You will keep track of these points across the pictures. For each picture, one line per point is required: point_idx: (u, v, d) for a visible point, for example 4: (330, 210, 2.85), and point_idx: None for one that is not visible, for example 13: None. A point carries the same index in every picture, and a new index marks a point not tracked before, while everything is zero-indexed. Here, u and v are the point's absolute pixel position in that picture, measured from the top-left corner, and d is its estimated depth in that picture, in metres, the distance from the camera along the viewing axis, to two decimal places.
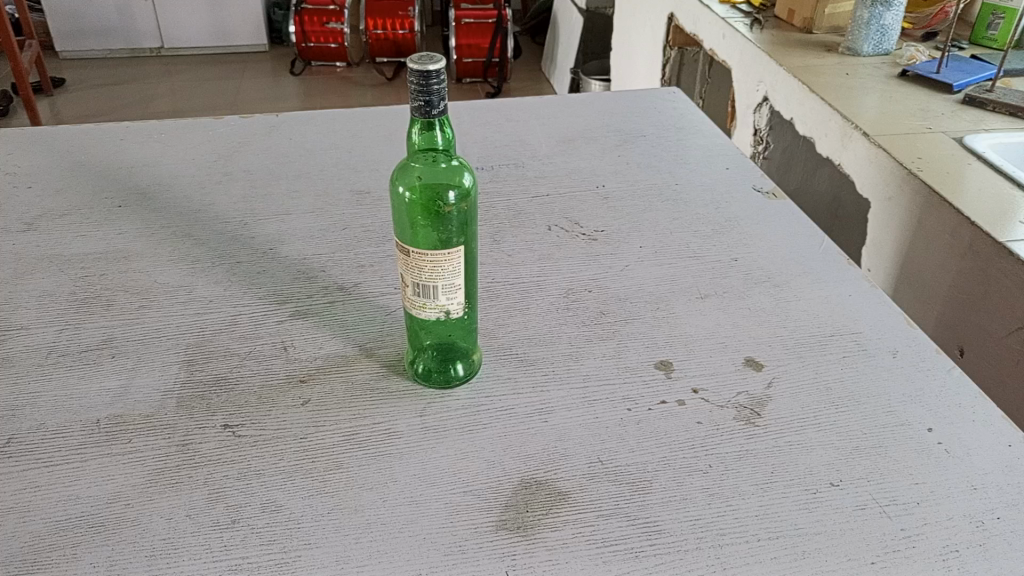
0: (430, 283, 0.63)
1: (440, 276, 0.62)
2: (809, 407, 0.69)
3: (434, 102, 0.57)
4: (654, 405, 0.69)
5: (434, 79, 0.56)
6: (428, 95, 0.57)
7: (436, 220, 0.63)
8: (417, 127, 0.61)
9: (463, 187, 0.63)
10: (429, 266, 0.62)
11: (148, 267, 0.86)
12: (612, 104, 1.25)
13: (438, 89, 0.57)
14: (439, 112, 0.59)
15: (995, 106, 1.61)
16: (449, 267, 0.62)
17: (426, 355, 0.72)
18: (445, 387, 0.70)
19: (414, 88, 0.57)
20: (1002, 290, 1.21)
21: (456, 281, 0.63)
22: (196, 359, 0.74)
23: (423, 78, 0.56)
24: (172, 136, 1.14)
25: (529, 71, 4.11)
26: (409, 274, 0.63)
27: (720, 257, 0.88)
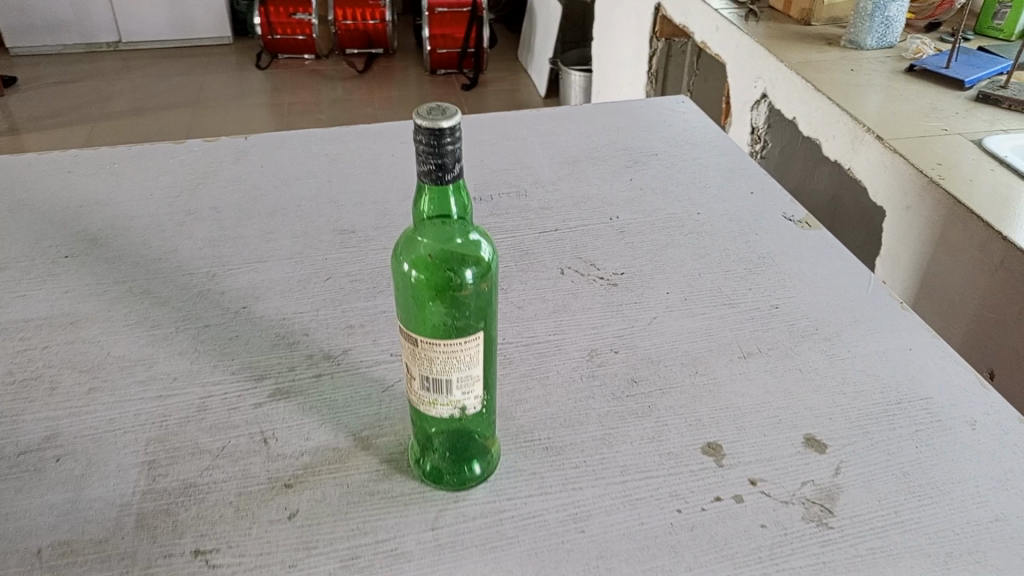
0: (441, 377, 0.52)
1: (454, 369, 0.51)
2: (886, 501, 0.59)
3: (448, 166, 0.46)
4: (708, 504, 0.58)
5: (450, 138, 0.44)
6: (441, 158, 0.45)
7: (449, 303, 0.52)
8: (427, 193, 0.48)
9: (484, 264, 0.51)
10: (443, 357, 0.50)
11: (100, 336, 0.74)
12: (616, 117, 1.14)
13: (453, 149, 0.45)
14: (454, 179, 0.47)
15: (1012, 103, 1.52)
16: (467, 359, 0.51)
17: (435, 455, 0.60)
18: (460, 488, 0.59)
19: (422, 150, 0.45)
20: None
21: (473, 371, 0.52)
22: (158, 459, 0.62)
23: (435, 137, 0.44)
24: (126, 166, 1.01)
25: (504, 60, 3.97)
26: (415, 366, 0.52)
27: (759, 303, 0.78)
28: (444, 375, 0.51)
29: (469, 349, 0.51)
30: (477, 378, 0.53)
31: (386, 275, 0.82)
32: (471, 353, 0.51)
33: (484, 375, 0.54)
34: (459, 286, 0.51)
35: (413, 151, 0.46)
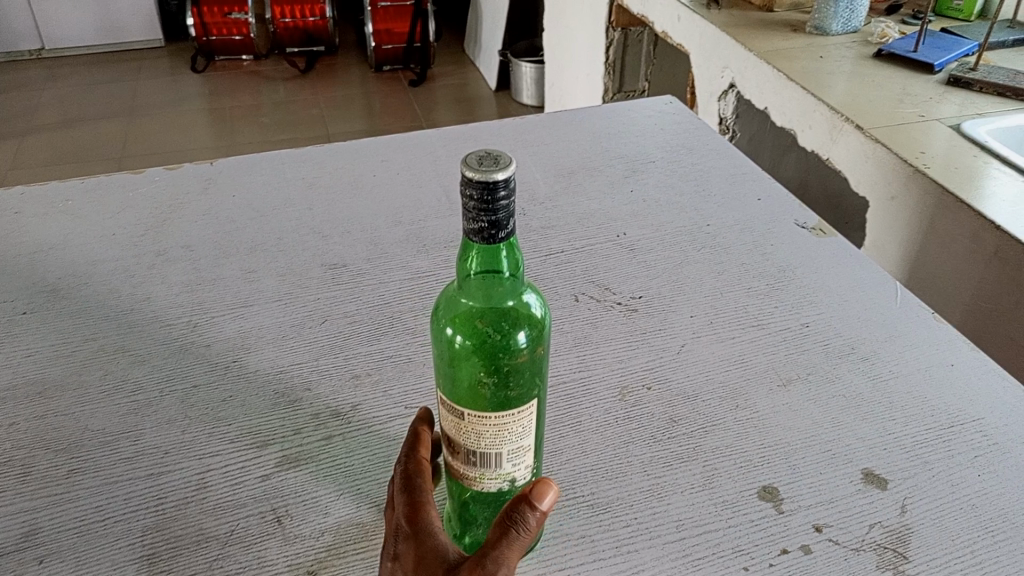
0: (489, 451, 0.46)
1: (506, 442, 0.46)
2: (961, 539, 0.55)
3: (501, 222, 0.40)
4: (776, 558, 0.54)
5: (505, 192, 0.39)
6: (493, 214, 0.39)
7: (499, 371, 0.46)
8: (476, 252, 0.44)
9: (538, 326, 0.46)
10: (493, 431, 0.45)
11: (74, 406, 0.66)
12: (604, 122, 1.09)
13: (506, 204, 0.39)
14: (505, 235, 0.41)
15: (983, 86, 1.52)
16: (520, 430, 0.46)
17: (478, 529, 0.53)
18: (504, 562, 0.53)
19: (472, 206, 0.39)
20: None
21: (524, 442, 0.47)
22: (159, 551, 0.54)
23: (489, 193, 0.38)
24: (81, 202, 0.92)
25: (450, 53, 3.89)
26: (460, 439, 0.46)
27: (788, 323, 0.74)
28: (492, 448, 0.46)
29: (521, 420, 0.45)
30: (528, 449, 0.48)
31: (388, 314, 0.75)
32: (524, 423, 0.46)
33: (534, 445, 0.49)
34: (512, 351, 0.45)
35: (460, 207, 0.40)
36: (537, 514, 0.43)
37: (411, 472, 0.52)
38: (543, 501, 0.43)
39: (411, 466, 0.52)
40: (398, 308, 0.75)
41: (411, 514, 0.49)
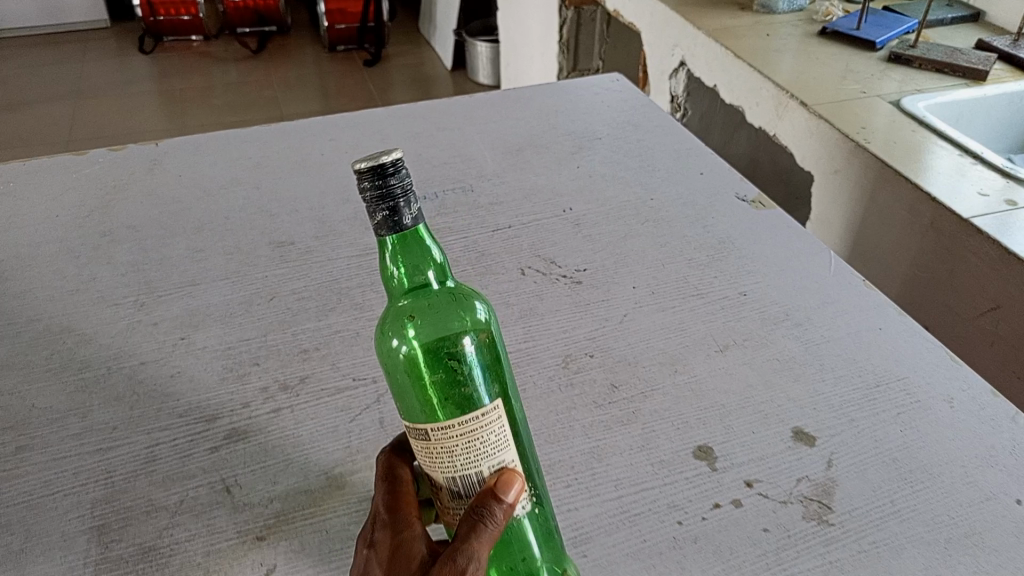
0: (466, 474, 0.44)
1: (482, 459, 0.44)
2: (881, 490, 0.59)
3: (403, 209, 0.40)
4: (709, 513, 0.57)
5: (396, 173, 0.39)
6: (393, 199, 0.40)
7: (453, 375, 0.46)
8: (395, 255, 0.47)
9: (483, 322, 0.48)
10: (462, 441, 0.44)
11: (20, 386, 0.66)
12: (552, 99, 1.10)
13: (403, 189, 0.40)
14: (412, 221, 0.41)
15: (921, 63, 1.56)
16: (492, 441, 0.44)
17: None
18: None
19: (370, 199, 0.40)
20: (969, 270, 1.15)
21: (504, 458, 0.45)
22: (109, 522, 0.56)
23: (382, 178, 0.39)
24: (23, 184, 0.91)
25: (405, 32, 3.86)
26: (437, 471, 0.45)
27: (726, 292, 0.76)
28: (469, 471, 0.44)
29: (491, 429, 0.44)
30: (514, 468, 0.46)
31: (335, 290, 0.76)
32: (495, 432, 0.44)
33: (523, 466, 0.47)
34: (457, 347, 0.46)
35: (361, 202, 0.40)
36: (503, 507, 0.43)
37: (399, 469, 0.50)
38: (509, 489, 0.43)
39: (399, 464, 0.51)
40: (347, 284, 0.76)
41: (393, 505, 0.48)
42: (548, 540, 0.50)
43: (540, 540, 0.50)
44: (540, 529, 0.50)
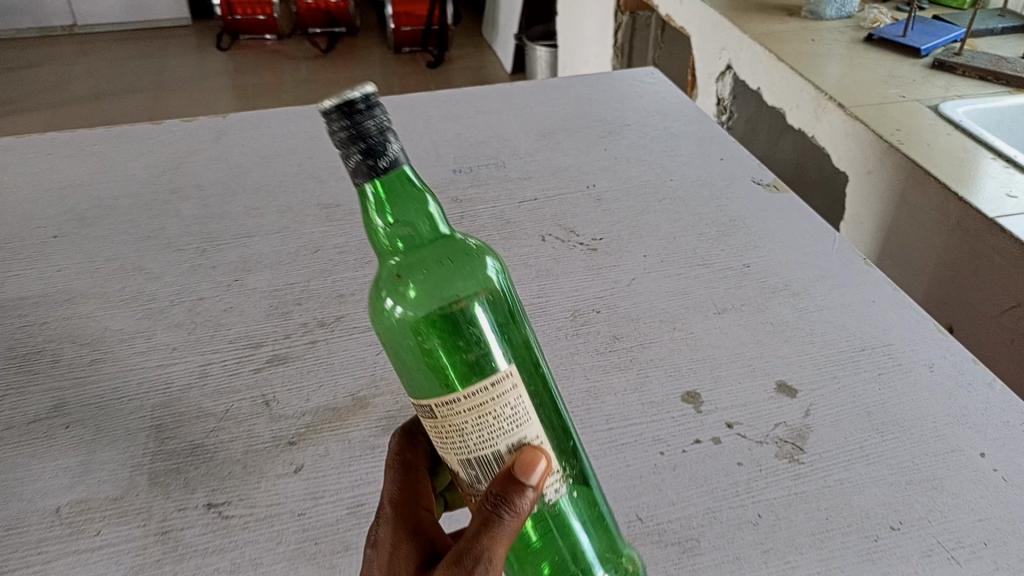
0: (481, 453, 0.42)
1: (498, 436, 0.42)
2: (852, 437, 0.64)
3: (378, 149, 0.38)
4: (689, 447, 0.63)
5: (366, 110, 0.37)
6: (366, 140, 0.37)
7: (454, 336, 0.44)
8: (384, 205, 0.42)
9: (489, 273, 0.45)
10: (475, 419, 0.41)
11: (96, 311, 0.76)
12: (588, 89, 1.17)
13: (376, 126, 0.38)
14: (388, 166, 0.39)
15: (965, 71, 1.58)
16: (508, 417, 0.42)
17: None
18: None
19: (341, 141, 0.37)
20: (992, 268, 1.17)
21: (525, 434, 0.42)
22: (165, 423, 0.65)
23: (351, 115, 0.37)
24: (106, 147, 1.02)
25: (468, 36, 3.97)
26: (451, 449, 0.43)
27: (731, 263, 0.82)
28: (485, 450, 0.42)
29: (504, 403, 0.41)
30: (535, 443, 0.43)
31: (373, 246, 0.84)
32: (509, 406, 0.41)
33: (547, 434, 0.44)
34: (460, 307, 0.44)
35: (333, 145, 0.38)
36: (527, 493, 0.40)
37: (409, 458, 0.51)
38: (531, 475, 0.41)
39: (408, 452, 0.52)
40: None
41: (396, 500, 0.49)
42: (597, 526, 0.48)
43: (589, 528, 0.47)
44: (587, 513, 0.47)
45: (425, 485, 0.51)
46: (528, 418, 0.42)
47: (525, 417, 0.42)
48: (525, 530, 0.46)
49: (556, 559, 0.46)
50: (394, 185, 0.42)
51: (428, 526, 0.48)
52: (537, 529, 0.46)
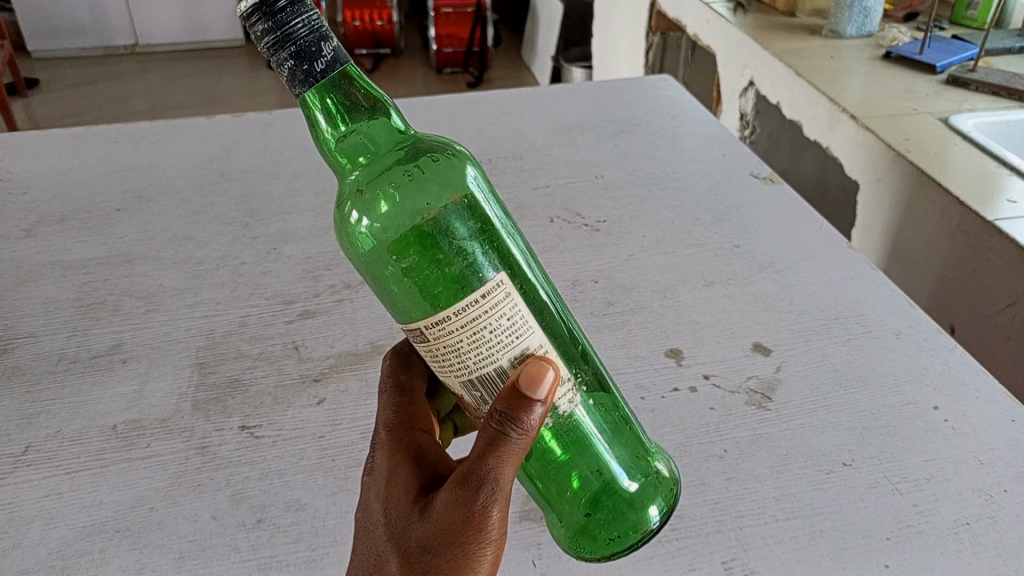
0: (483, 371, 0.45)
1: (499, 351, 0.45)
2: (817, 389, 0.70)
3: (305, 47, 0.42)
4: (668, 393, 0.70)
5: (288, 10, 0.41)
6: (294, 42, 0.41)
7: (427, 242, 0.45)
8: (335, 112, 0.46)
9: (461, 174, 0.47)
10: (465, 329, 0.44)
11: (151, 270, 0.86)
12: (605, 93, 1.25)
13: (297, 23, 0.41)
14: (324, 68, 0.43)
15: (978, 86, 1.62)
16: (505, 329, 0.44)
17: (596, 513, 0.49)
18: (630, 549, 0.49)
19: (271, 46, 0.41)
20: (991, 268, 1.20)
21: (529, 344, 0.46)
22: (208, 361, 0.74)
23: (271, 17, 0.41)
24: (164, 136, 1.13)
25: (508, 58, 4.10)
26: (450, 372, 0.46)
27: (722, 244, 0.89)
28: (485, 367, 0.45)
29: (499, 314, 0.44)
30: (538, 352, 0.46)
31: None
32: (505, 316, 0.44)
33: (552, 343, 0.47)
34: (431, 213, 0.46)
35: (261, 50, 0.42)
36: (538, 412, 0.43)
37: (403, 381, 0.55)
38: (538, 390, 0.43)
39: (402, 377, 0.55)
40: None
41: (392, 425, 0.51)
42: (620, 429, 0.50)
43: (610, 433, 0.50)
44: (606, 419, 0.50)
45: (421, 408, 0.54)
46: (528, 327, 0.45)
47: (526, 327, 0.45)
48: (549, 445, 0.49)
49: (583, 467, 0.49)
50: (339, 89, 0.45)
51: (426, 448, 0.50)
52: (560, 443, 0.49)
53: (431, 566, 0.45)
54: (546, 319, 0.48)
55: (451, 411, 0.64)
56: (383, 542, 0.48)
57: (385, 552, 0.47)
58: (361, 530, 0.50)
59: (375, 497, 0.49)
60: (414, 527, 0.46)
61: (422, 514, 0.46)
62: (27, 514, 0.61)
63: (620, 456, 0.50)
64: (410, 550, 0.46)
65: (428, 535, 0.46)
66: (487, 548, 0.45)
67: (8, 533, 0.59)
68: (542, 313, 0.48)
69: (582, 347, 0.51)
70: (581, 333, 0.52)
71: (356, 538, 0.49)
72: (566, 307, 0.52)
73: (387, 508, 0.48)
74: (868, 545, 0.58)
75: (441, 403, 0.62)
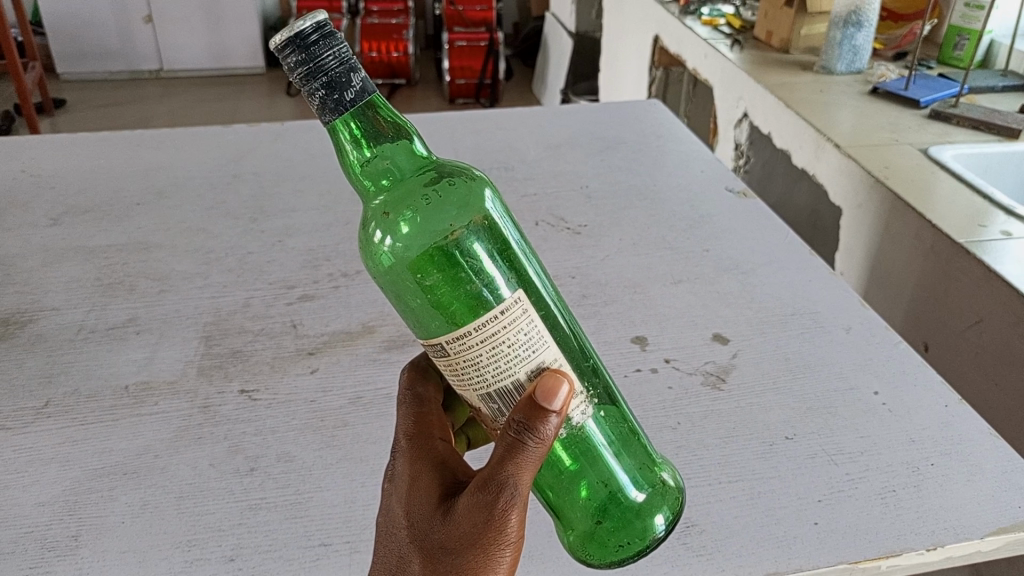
0: (501, 385, 0.46)
1: (515, 366, 0.45)
2: (768, 374, 0.77)
3: (335, 81, 0.43)
4: (630, 373, 0.77)
5: (320, 44, 0.41)
6: (325, 74, 0.42)
7: (450, 263, 0.47)
8: (358, 137, 0.47)
9: (481, 195, 0.49)
10: (485, 350, 0.45)
11: (167, 257, 0.94)
12: (598, 114, 1.33)
13: (327, 57, 0.42)
14: (353, 97, 0.44)
15: (960, 120, 1.52)
16: (522, 344, 0.45)
17: (603, 520, 0.50)
18: (637, 556, 0.50)
19: (301, 80, 0.42)
20: (962, 289, 1.15)
21: (543, 358, 0.46)
22: (213, 335, 0.82)
23: (304, 49, 0.41)
24: (183, 142, 1.22)
25: (519, 90, 4.21)
26: (468, 386, 0.46)
27: (694, 248, 0.96)
28: (504, 381, 0.45)
29: (517, 329, 0.45)
30: (554, 366, 0.46)
31: None
32: (522, 332, 0.45)
33: (565, 357, 0.48)
34: (454, 236, 0.47)
35: (290, 81, 0.43)
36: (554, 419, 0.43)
37: (421, 392, 0.54)
38: (555, 401, 0.43)
39: (420, 387, 0.55)
40: None
41: (412, 433, 0.51)
42: (628, 440, 0.51)
43: (618, 444, 0.51)
44: (614, 430, 0.51)
45: (439, 419, 0.53)
46: (543, 343, 0.46)
47: (542, 342, 0.46)
48: (559, 456, 0.50)
49: (592, 478, 0.50)
50: (366, 118, 0.46)
51: (446, 457, 0.50)
52: (570, 454, 0.50)
53: (451, 567, 0.45)
54: (559, 334, 0.49)
55: (465, 424, 0.62)
56: (405, 546, 0.48)
57: (407, 554, 0.47)
58: (381, 535, 0.50)
59: (397, 503, 0.49)
60: (436, 531, 0.47)
61: (443, 518, 0.47)
62: (45, 456, 0.67)
63: (627, 466, 0.50)
64: (432, 553, 0.46)
65: (449, 538, 0.46)
66: (506, 552, 0.45)
67: (27, 471, 0.66)
68: (556, 327, 0.49)
69: (592, 361, 0.52)
70: (590, 346, 0.53)
71: (377, 543, 0.50)
72: (577, 327, 0.52)
73: (410, 513, 0.48)
74: (800, 505, 0.63)
75: (456, 415, 0.60)
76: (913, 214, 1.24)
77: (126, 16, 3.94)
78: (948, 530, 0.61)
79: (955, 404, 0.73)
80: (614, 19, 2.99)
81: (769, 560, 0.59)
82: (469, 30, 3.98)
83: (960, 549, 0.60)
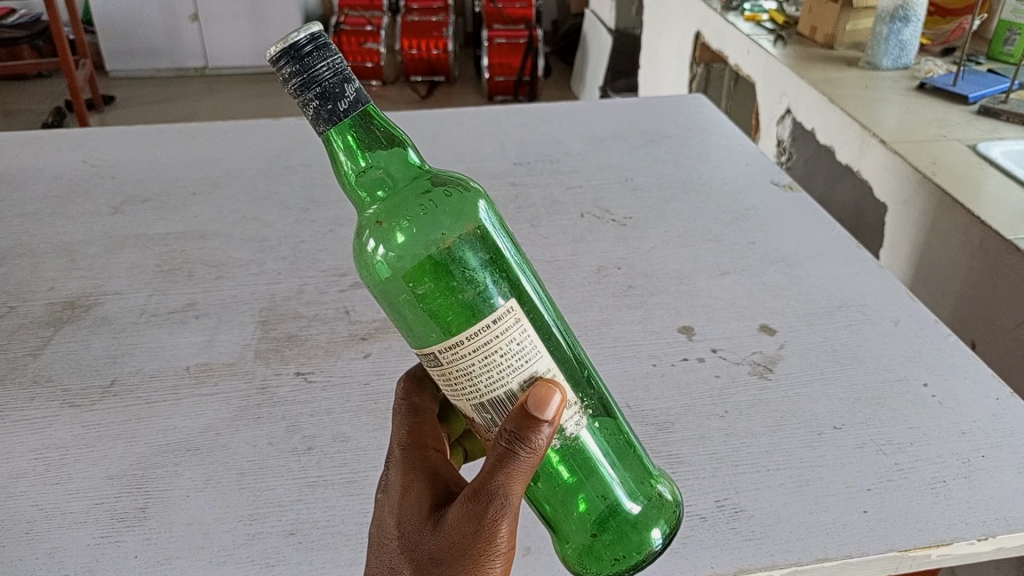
0: (494, 395, 0.47)
1: (508, 374, 0.46)
2: (815, 365, 0.77)
3: (329, 92, 0.44)
4: (677, 361, 0.77)
5: (314, 55, 0.43)
6: (320, 86, 0.44)
7: (444, 271, 0.48)
8: (354, 144, 0.48)
9: (475, 206, 0.50)
10: (477, 356, 0.46)
11: (222, 244, 0.97)
12: (639, 108, 1.34)
13: (320, 68, 0.43)
14: (347, 107, 0.45)
15: (1010, 116, 1.49)
16: (514, 353, 0.46)
17: (600, 534, 0.50)
18: (633, 569, 0.51)
19: (296, 92, 0.44)
20: (1010, 285, 1.14)
21: (535, 367, 0.47)
22: (269, 320, 0.84)
23: (298, 61, 0.43)
24: (236, 133, 1.25)
25: (557, 88, 4.21)
26: (462, 396, 0.48)
27: (739, 241, 0.97)
28: (496, 391, 0.47)
29: (509, 339, 0.46)
30: (547, 375, 0.47)
31: None
32: (514, 341, 0.46)
33: (559, 366, 0.49)
34: (446, 246, 0.48)
35: (287, 92, 0.44)
36: (548, 428, 0.44)
37: (416, 403, 0.56)
38: (546, 410, 0.44)
39: (415, 398, 0.56)
40: None
41: (404, 444, 0.53)
42: (625, 453, 0.52)
43: (615, 456, 0.52)
44: (610, 442, 0.52)
45: (433, 428, 0.55)
46: (536, 353, 0.47)
47: (534, 352, 0.47)
48: (556, 469, 0.51)
49: (589, 491, 0.50)
50: (362, 126, 0.48)
51: (439, 467, 0.51)
52: (568, 466, 0.51)
53: None
54: (553, 343, 0.50)
55: (461, 435, 0.63)
56: (396, 556, 0.49)
57: (398, 564, 0.48)
58: (375, 545, 0.51)
59: (389, 513, 0.50)
60: (426, 541, 0.48)
61: (434, 528, 0.48)
62: (113, 432, 0.70)
63: (624, 479, 0.51)
64: (423, 564, 0.47)
65: (440, 547, 0.47)
66: (497, 560, 0.46)
67: (96, 447, 0.69)
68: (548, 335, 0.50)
69: (588, 372, 0.53)
70: (587, 357, 0.54)
71: (371, 553, 0.51)
72: (572, 337, 0.53)
73: (400, 524, 0.49)
74: (850, 493, 0.64)
75: (453, 426, 0.61)
76: (962, 211, 1.22)
77: (173, 15, 4.02)
78: (1000, 521, 0.61)
79: (1006, 397, 0.73)
80: (657, 15, 2.97)
81: (817, 546, 0.60)
82: (508, 27, 3.99)
83: (1011, 539, 0.60)
